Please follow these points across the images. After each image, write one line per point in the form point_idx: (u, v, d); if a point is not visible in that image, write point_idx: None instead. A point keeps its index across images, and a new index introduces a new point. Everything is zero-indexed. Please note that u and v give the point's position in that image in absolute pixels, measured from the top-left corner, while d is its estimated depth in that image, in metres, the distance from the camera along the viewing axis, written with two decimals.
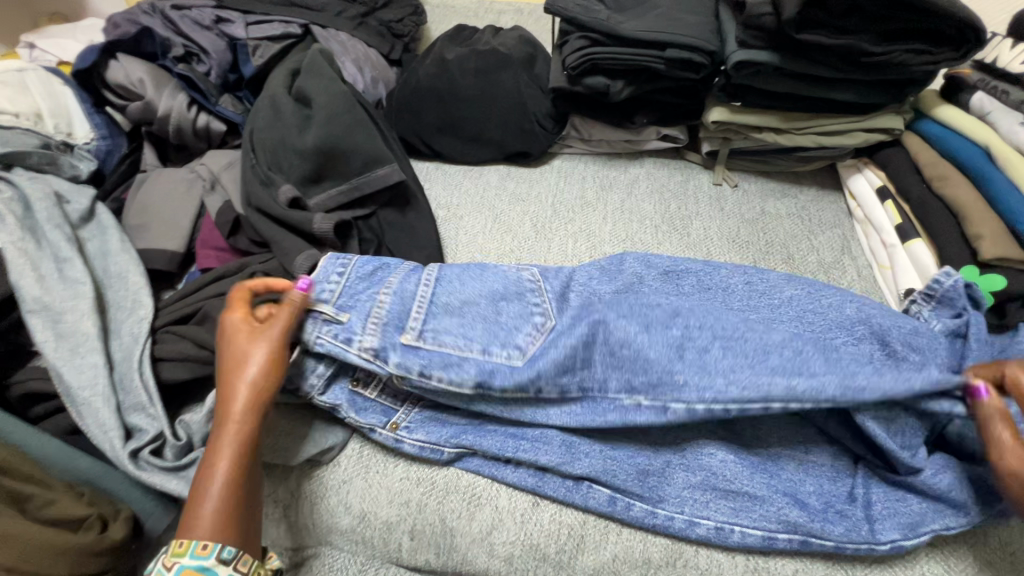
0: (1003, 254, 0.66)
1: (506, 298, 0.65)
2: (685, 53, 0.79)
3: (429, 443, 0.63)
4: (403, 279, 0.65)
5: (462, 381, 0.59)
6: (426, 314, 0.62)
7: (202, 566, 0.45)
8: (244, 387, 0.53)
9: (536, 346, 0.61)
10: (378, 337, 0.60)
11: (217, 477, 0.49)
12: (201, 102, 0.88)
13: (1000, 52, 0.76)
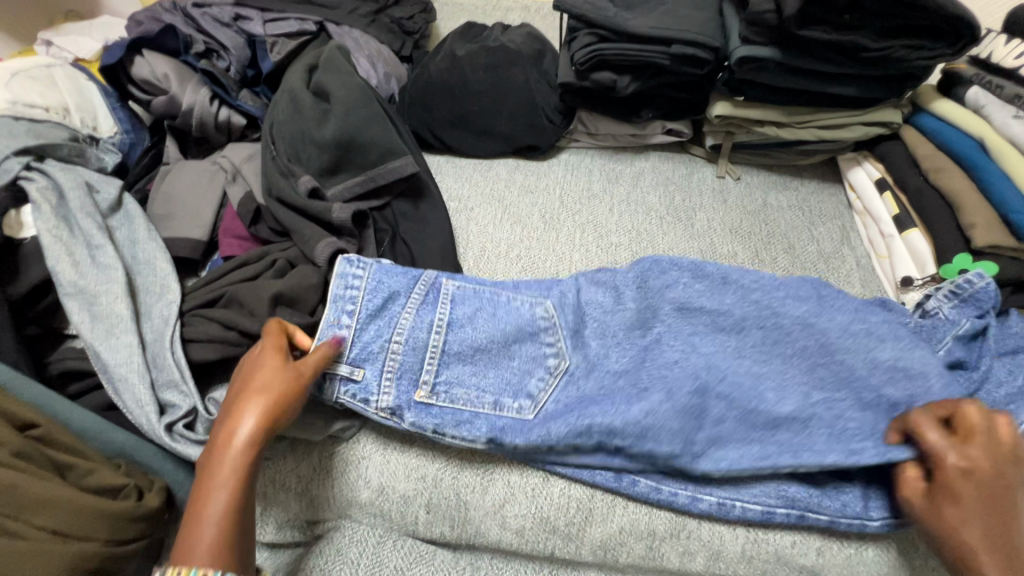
0: (995, 242, 0.68)
1: (518, 340, 0.68)
2: (690, 49, 0.82)
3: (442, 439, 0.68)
4: (415, 321, 0.67)
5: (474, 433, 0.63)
6: (439, 366, 0.66)
7: None
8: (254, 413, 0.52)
9: (547, 395, 0.65)
10: (393, 394, 0.64)
11: (216, 497, 0.48)
12: (222, 96, 0.91)
13: (994, 48, 0.78)
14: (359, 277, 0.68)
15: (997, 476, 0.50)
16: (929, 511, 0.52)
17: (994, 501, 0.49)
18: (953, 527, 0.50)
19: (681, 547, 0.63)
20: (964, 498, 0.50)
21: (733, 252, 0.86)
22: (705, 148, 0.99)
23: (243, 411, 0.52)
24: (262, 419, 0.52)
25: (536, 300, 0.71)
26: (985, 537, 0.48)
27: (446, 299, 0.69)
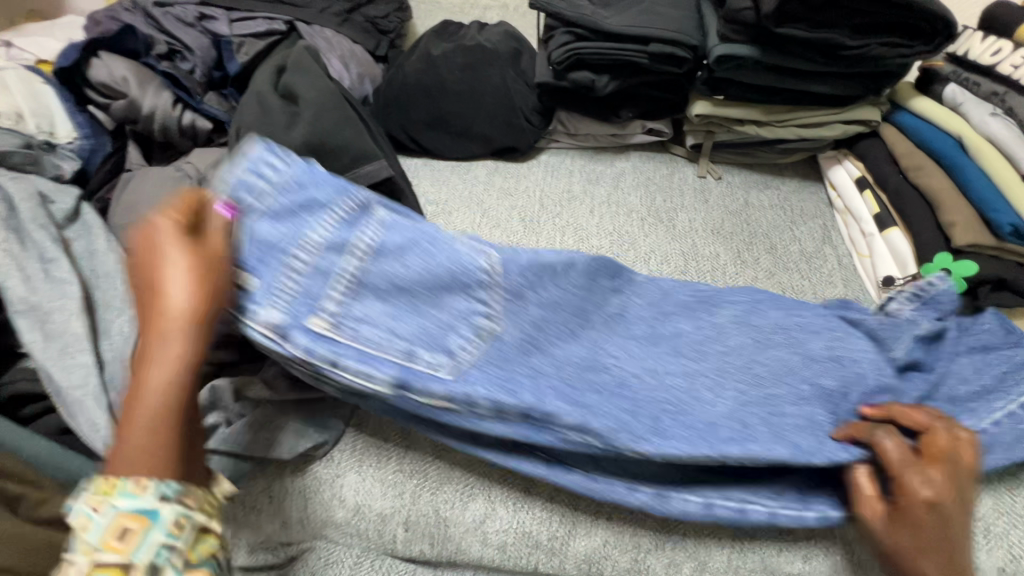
0: (975, 241, 0.68)
1: (449, 287, 0.61)
2: (668, 48, 0.80)
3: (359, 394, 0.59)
4: (331, 236, 0.59)
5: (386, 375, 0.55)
6: (347, 294, 0.57)
7: (138, 506, 0.40)
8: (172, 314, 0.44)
9: (470, 357, 0.58)
10: (292, 316, 0.55)
11: (150, 393, 0.43)
12: (186, 100, 0.87)
13: (971, 45, 0.78)
14: (270, 164, 0.62)
15: (946, 501, 0.48)
16: (881, 533, 0.49)
17: (945, 530, 0.47)
18: (902, 552, 0.47)
19: (666, 559, 0.61)
20: (912, 521, 0.48)
21: (715, 254, 0.85)
22: (686, 148, 0.98)
23: (164, 299, 0.45)
24: (199, 290, 0.46)
25: (482, 251, 0.64)
26: (934, 564, 0.46)
27: (377, 221, 0.62)
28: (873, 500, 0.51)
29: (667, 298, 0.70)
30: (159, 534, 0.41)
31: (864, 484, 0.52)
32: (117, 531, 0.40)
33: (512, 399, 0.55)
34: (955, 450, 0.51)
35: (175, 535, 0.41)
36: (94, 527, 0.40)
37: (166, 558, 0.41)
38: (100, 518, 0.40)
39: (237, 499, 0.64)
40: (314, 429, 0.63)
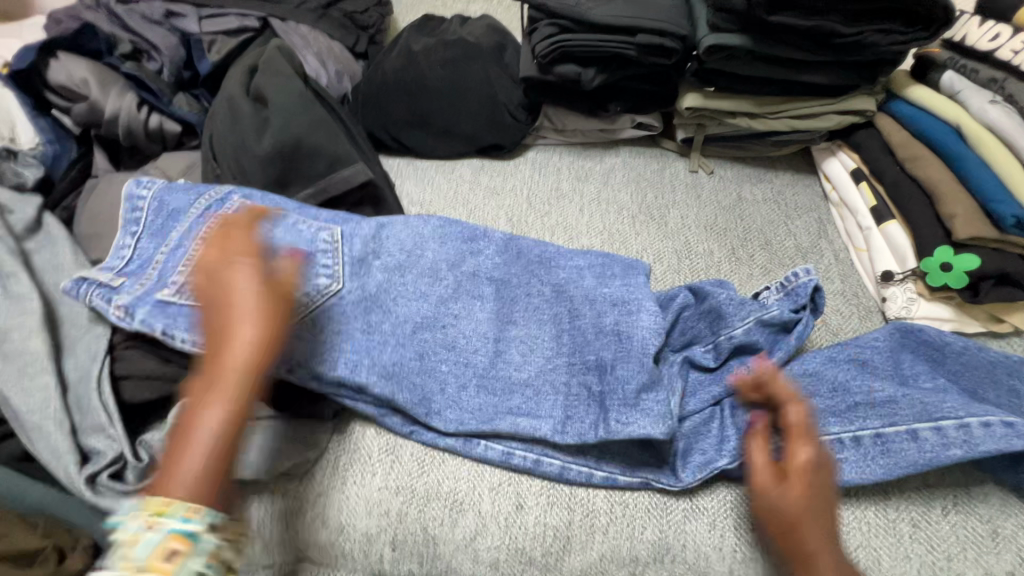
0: (976, 234, 0.65)
1: None
2: (656, 38, 0.77)
3: (280, 362, 0.60)
4: (186, 232, 0.66)
5: (202, 341, 0.58)
6: (194, 267, 0.63)
7: (189, 531, 0.41)
8: (234, 316, 0.45)
9: (307, 311, 0.64)
10: (137, 294, 0.60)
11: (202, 430, 0.43)
12: (152, 102, 0.83)
13: (968, 30, 0.75)
14: (143, 199, 0.68)
15: (823, 470, 0.50)
16: (774, 501, 0.49)
17: (824, 506, 0.48)
18: (794, 519, 0.47)
19: (666, 572, 0.59)
20: (800, 491, 0.48)
21: (709, 251, 0.82)
22: (676, 142, 0.96)
23: (227, 330, 0.45)
24: (266, 330, 0.45)
25: (324, 226, 0.70)
26: (818, 529, 0.47)
27: (224, 212, 0.68)
28: (763, 472, 0.50)
29: (526, 257, 0.73)
30: (159, 550, 0.40)
31: (759, 455, 0.51)
32: (165, 552, 0.40)
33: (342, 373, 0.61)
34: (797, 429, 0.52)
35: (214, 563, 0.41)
36: (139, 551, 0.39)
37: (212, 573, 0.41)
38: (150, 540, 0.40)
39: None
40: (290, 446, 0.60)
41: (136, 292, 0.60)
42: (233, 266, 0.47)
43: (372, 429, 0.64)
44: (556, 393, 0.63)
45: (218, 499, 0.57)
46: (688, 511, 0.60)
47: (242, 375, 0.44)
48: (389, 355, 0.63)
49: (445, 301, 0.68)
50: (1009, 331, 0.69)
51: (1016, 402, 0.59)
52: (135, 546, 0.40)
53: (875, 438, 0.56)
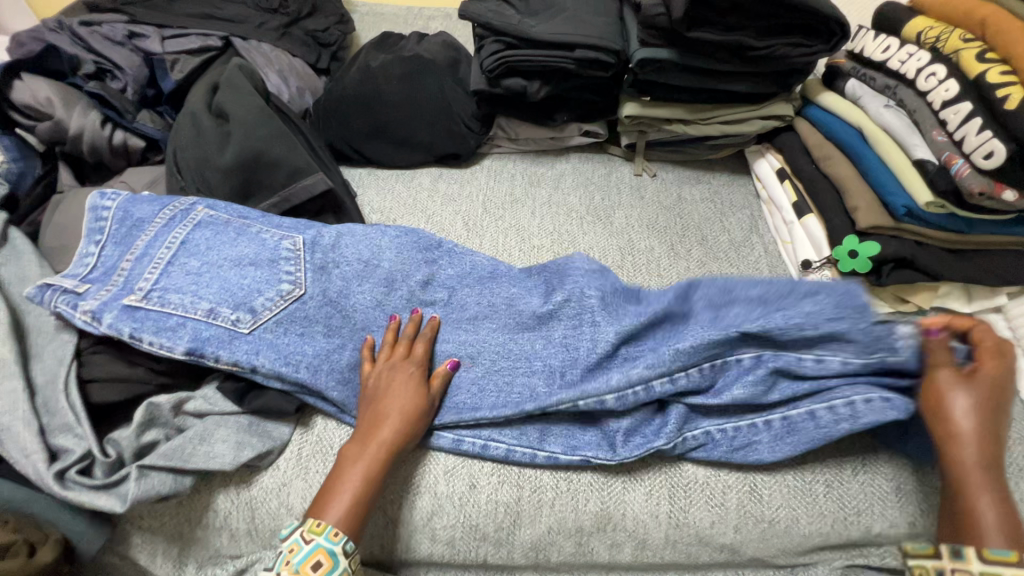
0: (876, 224, 0.73)
1: (254, 263, 0.70)
2: (593, 53, 0.84)
3: (241, 362, 0.63)
4: (152, 240, 0.69)
5: (166, 343, 0.62)
6: (159, 274, 0.66)
7: (332, 549, 0.52)
8: (392, 404, 0.62)
9: (271, 315, 0.67)
10: (103, 300, 0.63)
11: (352, 477, 0.56)
12: (116, 119, 0.87)
13: (865, 43, 0.81)
14: (107, 209, 0.72)
15: (1006, 375, 0.53)
16: (939, 389, 0.54)
17: (992, 402, 0.52)
18: (955, 409, 0.53)
19: (609, 540, 0.64)
20: (962, 387, 0.53)
21: (650, 247, 0.89)
22: (621, 148, 1.03)
23: (385, 411, 0.61)
24: (407, 409, 0.62)
25: (287, 235, 0.74)
26: (975, 423, 0.51)
27: (189, 222, 0.72)
28: (937, 367, 0.55)
29: (476, 271, 0.78)
30: (312, 557, 0.51)
31: (941, 350, 0.56)
32: (312, 562, 0.51)
33: (305, 376, 0.64)
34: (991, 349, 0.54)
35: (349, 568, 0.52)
36: (296, 558, 0.51)
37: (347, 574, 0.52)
38: (303, 551, 0.51)
39: (180, 516, 0.64)
40: (253, 439, 0.63)
41: (102, 297, 0.64)
42: (396, 368, 0.65)
43: (334, 422, 0.69)
44: (503, 382, 0.68)
45: (183, 490, 0.60)
46: (627, 483, 0.65)
47: (387, 439, 0.59)
48: (350, 354, 0.68)
49: (400, 307, 0.73)
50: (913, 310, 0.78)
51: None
52: (294, 551, 0.52)
53: (783, 421, 0.63)
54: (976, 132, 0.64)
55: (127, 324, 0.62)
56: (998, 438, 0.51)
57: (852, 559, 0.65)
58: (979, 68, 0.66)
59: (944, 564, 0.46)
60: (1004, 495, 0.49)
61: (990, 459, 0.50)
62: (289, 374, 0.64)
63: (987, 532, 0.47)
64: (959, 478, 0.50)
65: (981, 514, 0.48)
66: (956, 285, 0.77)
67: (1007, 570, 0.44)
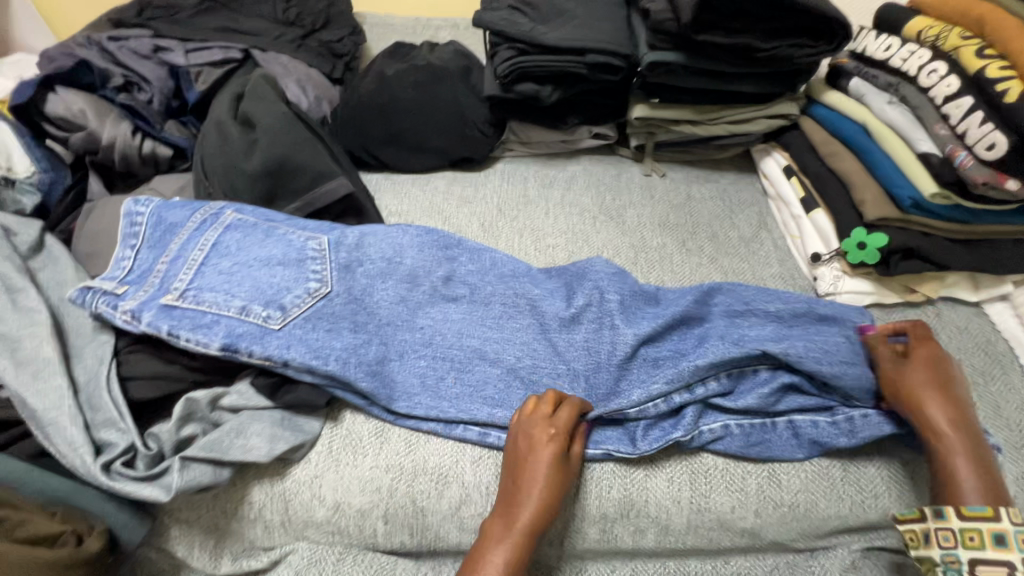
0: (882, 216, 0.76)
1: (283, 263, 0.73)
2: (603, 57, 0.87)
3: (274, 357, 0.65)
4: (185, 242, 0.72)
5: (202, 340, 0.64)
6: (193, 274, 0.69)
7: None
8: (530, 488, 0.61)
9: (300, 311, 0.70)
10: (140, 300, 0.66)
11: (493, 564, 0.57)
12: (145, 129, 0.90)
13: (866, 43, 0.84)
14: (141, 215, 0.75)
15: (943, 360, 0.65)
16: (900, 377, 0.65)
17: (943, 383, 0.63)
18: (915, 390, 0.63)
19: (633, 526, 0.66)
20: (913, 374, 0.64)
21: (662, 244, 0.91)
22: (631, 149, 1.05)
23: (523, 493, 0.61)
24: (541, 497, 0.60)
25: (312, 236, 0.77)
26: (938, 399, 0.61)
27: (220, 225, 0.74)
28: (887, 362, 0.67)
29: (496, 268, 0.81)
30: None
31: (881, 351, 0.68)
32: None
33: (334, 368, 0.66)
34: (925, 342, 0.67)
35: None
36: None
37: None
38: None
39: (216, 508, 0.66)
40: (286, 432, 0.66)
41: (139, 297, 0.66)
42: (540, 443, 0.63)
43: (362, 415, 0.71)
44: (527, 374, 0.71)
45: (221, 482, 0.62)
46: (649, 471, 0.67)
47: (523, 526, 0.59)
48: (378, 350, 0.71)
49: (424, 305, 0.76)
50: (921, 299, 0.80)
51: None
52: None
53: (789, 424, 0.67)
54: (978, 124, 0.66)
55: (164, 322, 0.64)
56: (959, 409, 0.61)
57: (871, 542, 0.67)
58: (978, 64, 0.68)
59: (929, 524, 0.55)
60: (978, 457, 0.58)
61: (961, 428, 0.60)
62: (321, 368, 0.66)
63: (967, 492, 0.56)
64: (942, 450, 0.59)
65: (962, 476, 0.57)
66: (962, 275, 0.79)
67: (982, 522, 0.53)
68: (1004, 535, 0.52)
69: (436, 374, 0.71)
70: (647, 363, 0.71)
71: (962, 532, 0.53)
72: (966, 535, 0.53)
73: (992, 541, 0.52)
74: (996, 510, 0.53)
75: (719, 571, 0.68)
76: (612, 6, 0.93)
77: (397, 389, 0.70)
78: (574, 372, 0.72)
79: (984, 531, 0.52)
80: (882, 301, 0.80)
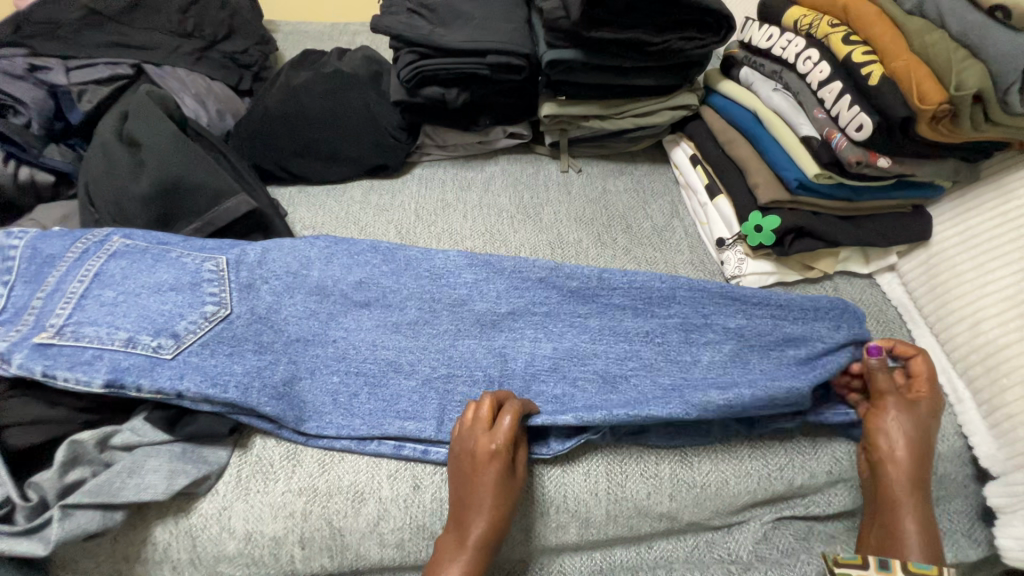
0: (774, 198, 0.79)
1: (176, 288, 0.69)
2: (503, 58, 0.87)
3: (165, 390, 0.62)
4: (64, 275, 0.67)
5: (83, 377, 0.60)
6: (73, 308, 0.64)
7: None
8: (481, 506, 0.59)
9: (196, 338, 0.67)
10: (11, 340, 0.61)
11: None
12: (20, 156, 0.84)
13: (752, 33, 0.87)
14: (15, 248, 0.69)
15: (934, 406, 0.66)
16: (888, 421, 0.65)
17: (926, 435, 0.64)
18: (898, 436, 0.64)
19: (555, 523, 0.66)
20: (900, 415, 0.65)
21: (579, 240, 0.92)
22: (546, 147, 1.06)
23: (473, 508, 0.59)
24: (492, 513, 0.59)
25: (209, 256, 0.73)
26: (918, 451, 0.63)
27: (105, 253, 0.70)
28: (886, 394, 0.66)
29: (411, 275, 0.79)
30: None
31: (882, 378, 0.66)
32: None
33: (234, 395, 0.64)
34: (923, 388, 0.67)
35: None
36: None
37: None
38: None
39: (116, 553, 0.62)
40: (187, 465, 0.63)
41: (9, 337, 0.61)
42: (484, 461, 0.61)
43: (272, 439, 0.69)
44: (441, 381, 0.71)
45: (114, 525, 0.59)
46: (566, 467, 0.67)
47: (478, 542, 0.59)
48: (284, 371, 0.69)
49: (335, 321, 0.74)
50: (819, 275, 0.84)
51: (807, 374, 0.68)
52: None
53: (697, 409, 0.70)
54: (847, 108, 0.70)
55: (40, 364, 0.60)
56: (927, 463, 0.63)
57: (781, 512, 0.70)
58: (845, 50, 0.72)
59: (874, 574, 0.54)
60: (926, 511, 0.62)
61: (923, 481, 0.62)
62: (218, 397, 0.63)
63: (905, 540, 0.60)
64: (899, 498, 0.62)
65: (907, 528, 0.60)
66: (854, 249, 0.84)
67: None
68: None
69: (347, 392, 0.69)
70: (561, 359, 0.72)
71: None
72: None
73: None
74: (940, 570, 0.54)
75: (642, 556, 0.70)
76: (511, 6, 0.94)
77: (308, 412, 0.68)
78: (489, 375, 0.71)
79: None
80: (782, 279, 0.83)
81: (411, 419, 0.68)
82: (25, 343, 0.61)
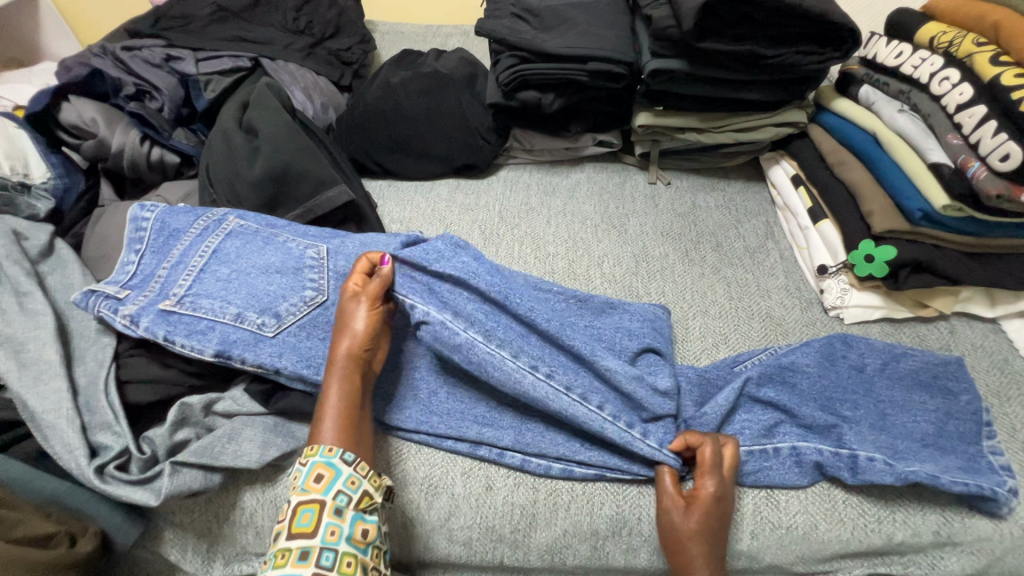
0: (891, 227, 0.74)
1: (280, 271, 0.73)
2: (605, 65, 0.86)
3: (265, 365, 0.65)
4: (187, 248, 0.73)
5: (194, 348, 0.64)
6: (192, 280, 0.70)
7: (331, 462, 0.54)
8: (350, 331, 0.62)
9: (295, 319, 0.69)
10: (139, 305, 0.67)
11: (331, 398, 0.58)
12: (154, 136, 0.92)
13: (878, 49, 0.82)
14: (147, 220, 0.75)
15: (722, 499, 0.58)
16: (679, 522, 0.57)
17: (727, 509, 0.58)
18: (683, 537, 0.57)
19: (624, 544, 0.65)
20: (704, 511, 0.57)
21: (664, 254, 0.90)
22: (635, 156, 1.04)
23: (342, 333, 0.62)
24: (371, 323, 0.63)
25: (312, 244, 0.77)
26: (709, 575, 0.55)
27: (221, 231, 0.75)
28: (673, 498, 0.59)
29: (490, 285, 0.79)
30: (324, 527, 0.50)
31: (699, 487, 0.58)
32: (315, 476, 0.52)
33: None
34: (715, 478, 0.58)
35: (354, 489, 0.53)
36: None
37: (345, 503, 0.52)
38: None
39: (209, 512, 0.66)
40: (278, 438, 0.66)
41: (135, 302, 0.67)
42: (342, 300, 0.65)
43: None
44: None
45: (212, 486, 0.63)
46: (642, 488, 0.66)
47: (345, 362, 0.60)
48: None
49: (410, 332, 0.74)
50: (934, 315, 0.77)
51: (896, 431, 0.64)
52: (272, 557, 0.50)
53: (791, 449, 0.64)
54: (992, 135, 0.64)
55: (162, 330, 0.65)
56: (695, 518, 0.57)
57: (874, 568, 0.64)
58: (994, 71, 0.66)
59: None
60: None
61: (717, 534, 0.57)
62: (311, 378, 0.66)
63: None
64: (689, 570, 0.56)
65: None
66: (977, 289, 0.77)
67: None
68: (309, 550, 0.49)
69: (429, 390, 0.70)
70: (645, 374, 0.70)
71: (324, 527, 0.50)
72: (313, 475, 0.53)
73: (323, 536, 0.50)
74: None
75: None
76: (615, 13, 0.93)
77: (390, 403, 0.69)
78: None
79: (343, 526, 0.51)
80: (888, 314, 0.77)
81: (488, 425, 0.68)
82: (149, 310, 0.66)
